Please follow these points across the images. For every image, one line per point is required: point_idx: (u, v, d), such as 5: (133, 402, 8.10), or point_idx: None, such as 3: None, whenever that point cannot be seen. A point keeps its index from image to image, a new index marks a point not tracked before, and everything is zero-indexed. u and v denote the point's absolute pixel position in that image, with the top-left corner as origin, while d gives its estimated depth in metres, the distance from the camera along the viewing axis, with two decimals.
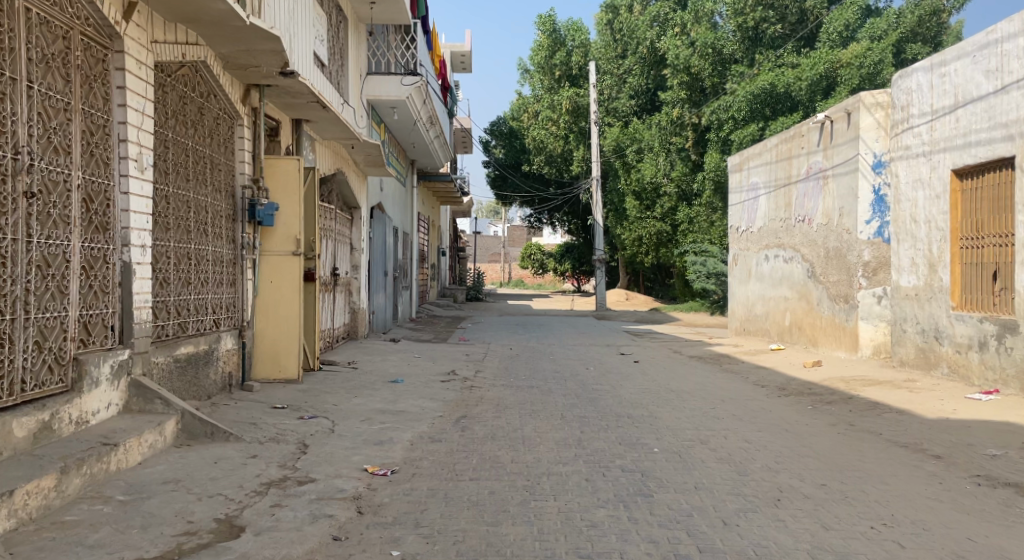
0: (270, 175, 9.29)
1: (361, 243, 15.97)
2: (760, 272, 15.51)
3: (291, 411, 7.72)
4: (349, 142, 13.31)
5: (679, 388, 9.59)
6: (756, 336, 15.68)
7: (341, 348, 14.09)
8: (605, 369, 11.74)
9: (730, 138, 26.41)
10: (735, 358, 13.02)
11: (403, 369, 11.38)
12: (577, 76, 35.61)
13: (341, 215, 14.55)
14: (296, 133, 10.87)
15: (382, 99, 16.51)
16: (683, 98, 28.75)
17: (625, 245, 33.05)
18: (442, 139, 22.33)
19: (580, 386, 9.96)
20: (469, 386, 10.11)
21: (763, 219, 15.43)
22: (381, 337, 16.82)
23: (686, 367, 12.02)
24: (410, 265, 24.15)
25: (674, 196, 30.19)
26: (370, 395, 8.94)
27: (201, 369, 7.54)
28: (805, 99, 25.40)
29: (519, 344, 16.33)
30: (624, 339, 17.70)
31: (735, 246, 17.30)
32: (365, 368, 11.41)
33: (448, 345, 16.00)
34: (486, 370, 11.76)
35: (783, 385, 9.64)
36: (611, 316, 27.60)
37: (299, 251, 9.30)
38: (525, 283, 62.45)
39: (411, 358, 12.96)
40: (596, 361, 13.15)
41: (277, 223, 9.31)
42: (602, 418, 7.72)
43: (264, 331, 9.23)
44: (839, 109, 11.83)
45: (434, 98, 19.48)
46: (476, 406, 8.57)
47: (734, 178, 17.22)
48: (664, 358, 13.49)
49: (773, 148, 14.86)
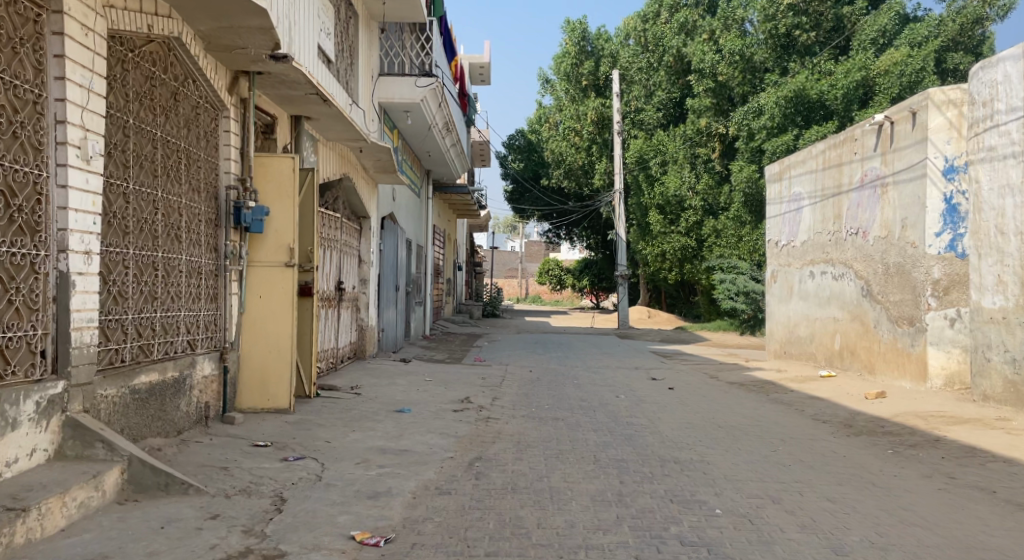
0: (261, 174, 8.13)
1: (371, 256, 14.84)
2: (804, 290, 14.24)
3: (275, 450, 6.52)
4: (356, 144, 12.15)
5: (726, 424, 8.34)
6: (799, 359, 14.42)
7: (346, 369, 12.90)
8: (637, 398, 10.48)
9: (763, 149, 25.26)
10: (780, 387, 11.74)
11: (412, 396, 10.16)
12: (601, 86, 34.46)
13: (349, 225, 13.45)
14: (295, 131, 9.75)
15: (396, 102, 15.41)
16: (710, 106, 28.32)
17: (649, 261, 31.73)
18: (459, 148, 21.21)
19: (612, 418, 8.72)
20: (486, 417, 8.89)
21: (806, 232, 14.22)
22: (391, 357, 15.62)
23: (728, 396, 10.74)
24: (424, 280, 23.01)
25: (700, 210, 28.90)
26: (371, 429, 7.73)
27: (168, 400, 6.35)
28: (841, 109, 24.24)
29: (540, 366, 15.09)
30: (653, 362, 16.39)
31: (773, 261, 16.03)
32: (370, 393, 10.22)
33: (464, 366, 14.77)
34: (503, 397, 10.51)
35: (849, 422, 8.37)
36: (635, 335, 26.32)
37: (293, 262, 8.17)
38: (543, 301, 61.11)
39: (421, 382, 11.74)
40: (626, 387, 11.87)
41: (267, 229, 8.16)
42: (643, 464, 6.48)
43: (252, 353, 8.07)
44: (902, 108, 10.67)
45: (451, 103, 18.38)
46: (493, 445, 7.35)
47: (773, 189, 16.02)
48: (701, 386, 12.20)
49: (818, 156, 13.66)
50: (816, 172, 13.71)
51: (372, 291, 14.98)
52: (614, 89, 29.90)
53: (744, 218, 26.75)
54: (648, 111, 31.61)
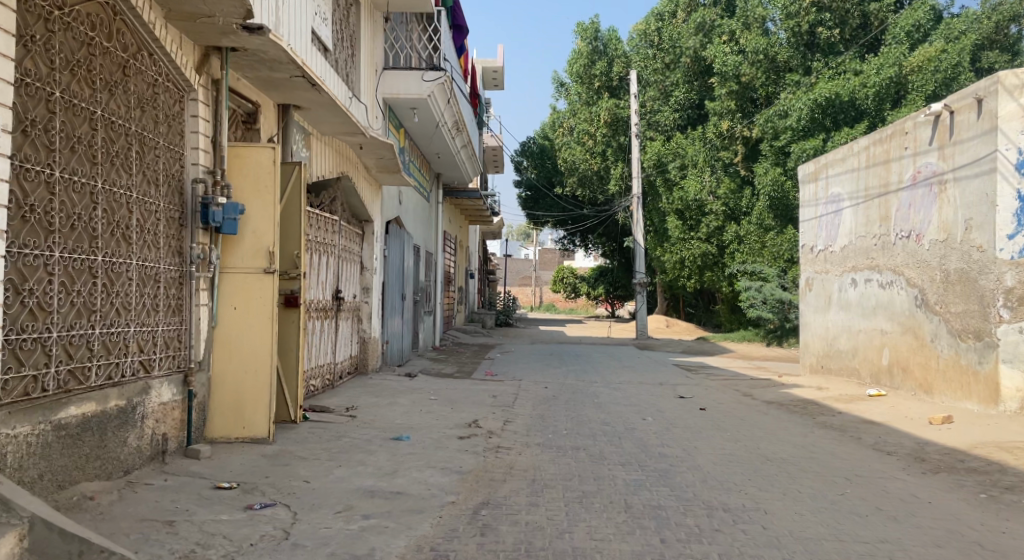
0: (237, 166, 7.03)
1: (374, 263, 13.74)
2: (844, 299, 13.04)
3: (241, 495, 5.45)
4: (354, 140, 11.07)
5: (773, 456, 7.20)
6: (840, 375, 13.23)
7: (344, 386, 11.82)
8: (667, 422, 9.33)
9: (788, 150, 24.15)
10: (824, 407, 10.56)
11: (413, 419, 9.04)
12: (615, 87, 33.29)
13: (348, 229, 12.37)
14: (282, 122, 8.67)
15: (401, 98, 14.35)
16: (732, 108, 26.94)
17: (666, 269, 30.50)
18: (470, 149, 20.14)
19: (641, 448, 7.61)
20: (496, 446, 7.78)
21: (846, 237, 13.05)
22: (395, 370, 14.53)
23: (770, 419, 9.58)
24: (434, 288, 21.93)
25: (721, 215, 27.62)
26: (362, 464, 6.63)
27: (111, 435, 5.26)
28: (872, 108, 23.06)
29: (556, 381, 13.95)
30: (677, 377, 15.20)
31: (808, 268, 14.87)
32: (366, 416, 9.14)
33: (474, 382, 13.65)
34: (516, 420, 9.38)
35: (921, 456, 7.25)
36: (654, 346, 25.12)
37: (273, 268, 7.07)
38: (556, 309, 59.88)
39: (425, 402, 10.63)
40: (652, 408, 10.71)
41: (242, 231, 7.07)
42: (685, 513, 5.38)
43: (225, 373, 6.99)
44: (965, 95, 9.56)
45: (460, 101, 17.31)
46: (504, 483, 6.25)
47: (807, 190, 14.84)
48: (735, 405, 11.06)
49: (859, 153, 12.48)
50: (857, 171, 12.53)
51: (375, 300, 13.88)
52: (631, 90, 28.75)
53: (767, 223, 25.49)
54: (665, 112, 30.59)
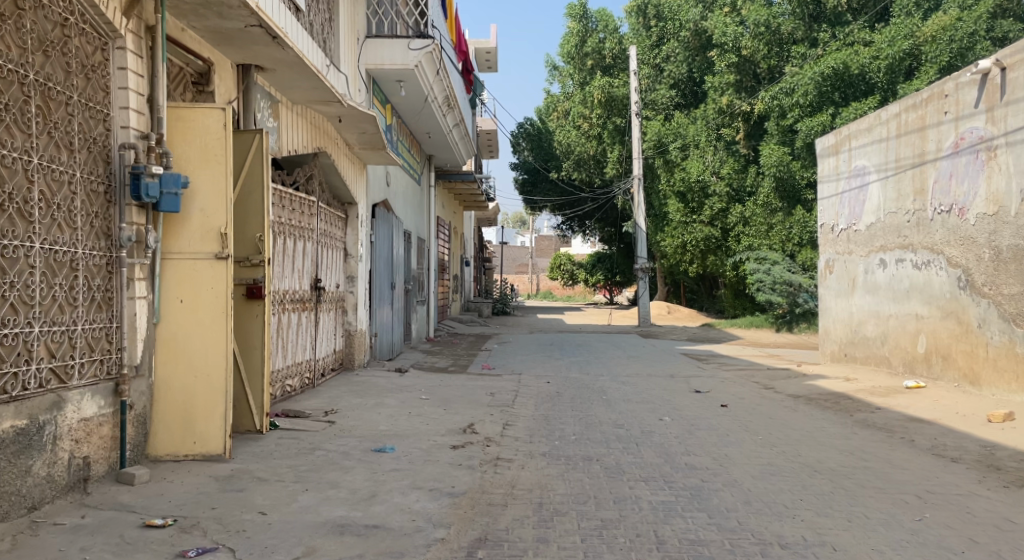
0: (178, 131, 5.90)
1: (359, 250, 12.60)
2: (871, 283, 11.94)
3: (174, 537, 4.42)
4: (331, 111, 9.94)
5: (820, 466, 6.12)
6: (866, 366, 12.11)
7: (327, 385, 10.69)
8: (689, 423, 8.25)
9: (796, 127, 23.12)
10: (859, 402, 9.47)
11: (400, 425, 7.93)
12: (610, 65, 32.03)
13: (328, 212, 11.23)
14: (244, 83, 7.55)
15: (385, 69, 13.24)
16: (731, 82, 25.87)
17: (668, 254, 29.40)
18: (462, 129, 19.03)
19: (663, 459, 6.50)
20: (496, 458, 6.67)
21: (873, 215, 11.94)
22: (385, 365, 13.41)
23: (803, 418, 8.51)
24: (427, 276, 20.79)
25: (725, 196, 26.49)
26: (335, 486, 5.54)
27: (4, 466, 4.36)
28: (882, 82, 21.96)
29: (558, 376, 12.84)
30: (688, 368, 14.14)
31: (827, 249, 13.78)
32: (348, 422, 8.03)
33: (469, 377, 12.55)
34: (517, 425, 8.27)
35: (994, 463, 6.14)
36: (658, 334, 23.99)
37: (226, 253, 5.96)
38: (554, 297, 59.03)
39: (415, 403, 9.51)
40: (668, 406, 9.63)
41: (189, 209, 5.96)
42: (733, 551, 4.30)
43: (171, 379, 5.88)
44: (1019, 49, 8.46)
45: (451, 74, 16.18)
46: (505, 509, 5.15)
47: (826, 165, 13.73)
48: (759, 401, 10.01)
49: (889, 121, 11.34)
50: (886, 141, 11.42)
51: (362, 289, 12.75)
52: (630, 66, 27.56)
53: (774, 204, 24.39)
54: (660, 90, 29.85)
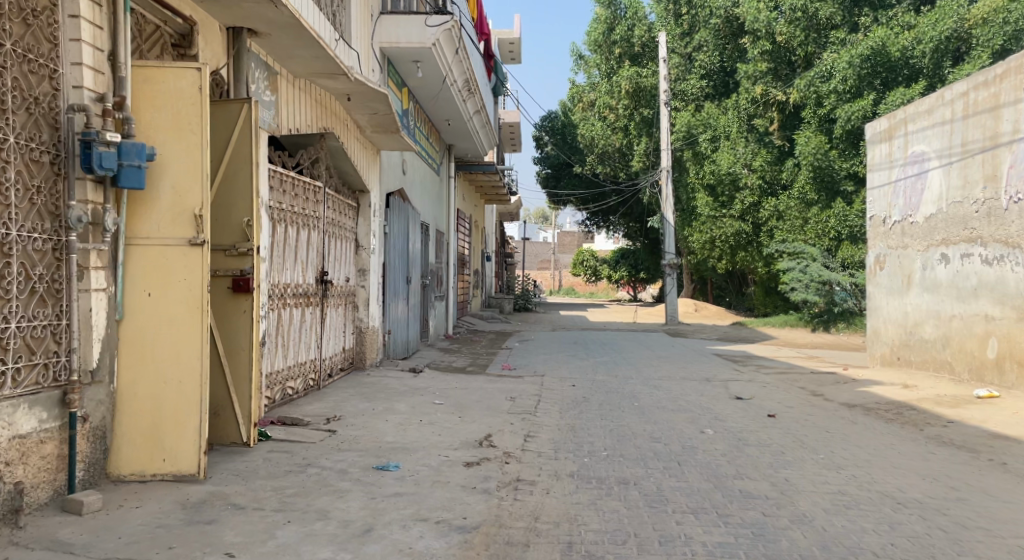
0: (146, 95, 5.02)
1: (371, 241, 11.70)
2: (930, 280, 11.32)
3: None
4: (340, 88, 9.04)
5: (903, 496, 5.17)
6: (921, 369, 11.51)
7: (332, 387, 9.80)
8: (736, 439, 7.28)
9: (834, 115, 22.08)
10: (930, 414, 8.48)
11: (408, 437, 6.99)
12: (639, 53, 30.90)
13: (337, 199, 10.33)
14: (235, 47, 6.69)
15: (401, 48, 12.34)
16: (766, 71, 24.85)
17: (695, 250, 28.34)
18: (483, 116, 18.11)
19: (712, 483, 5.56)
20: (518, 478, 5.75)
21: (935, 204, 11.24)
22: (397, 364, 12.51)
23: (865, 436, 7.52)
24: (445, 271, 19.90)
25: (757, 189, 25.35)
26: (324, 517, 4.64)
27: None
28: (929, 67, 20.91)
29: (584, 378, 11.91)
30: (724, 372, 13.14)
31: (878, 243, 13.01)
32: (351, 432, 7.12)
33: (489, 379, 11.63)
34: (541, 438, 7.32)
35: None
36: (687, 332, 22.96)
37: (201, 239, 5.08)
38: (576, 294, 58.11)
39: (428, 409, 8.59)
40: (708, 417, 8.64)
41: (159, 186, 5.07)
42: None
43: (137, 385, 4.98)
44: None
45: (471, 55, 15.27)
46: (529, 552, 4.25)
47: (877, 151, 13.05)
48: (809, 413, 9.01)
49: (954, 100, 10.71)
50: (950, 124, 10.81)
51: (375, 284, 11.87)
52: (660, 54, 26.51)
53: (810, 197, 23.32)
54: (690, 80, 28.78)
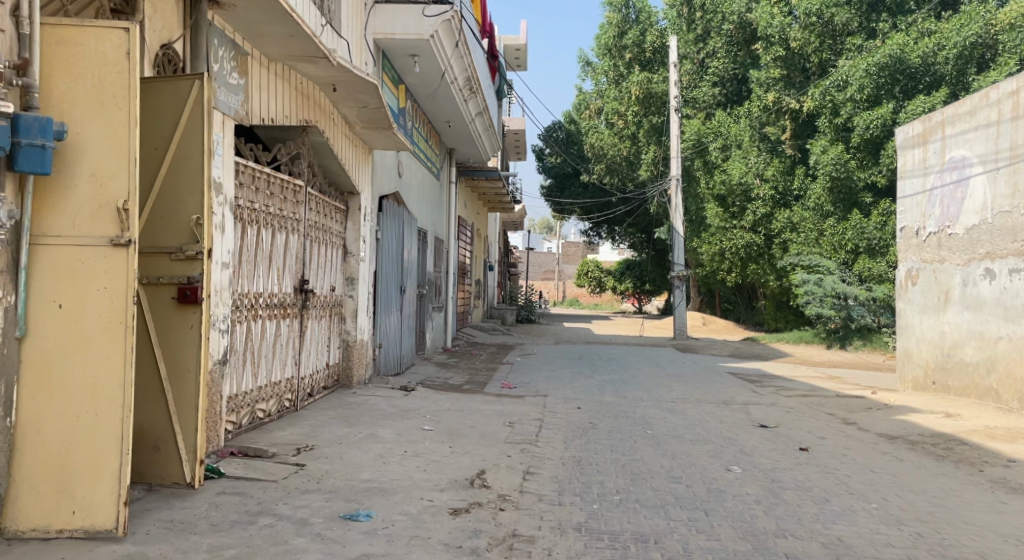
0: (61, 62, 4.21)
1: (361, 247, 10.72)
2: (974, 298, 11.18)
3: None
4: (326, 76, 8.08)
5: None
6: (959, 397, 11.39)
7: (311, 407, 8.82)
8: (769, 482, 6.32)
9: (851, 125, 21.15)
10: (992, 455, 7.72)
11: (388, 474, 6.00)
12: (650, 59, 30.02)
13: (321, 201, 9.32)
14: (190, 17, 5.73)
15: (395, 40, 11.44)
16: (778, 78, 23.73)
17: (704, 262, 27.39)
18: (486, 118, 17.21)
19: (750, 548, 4.64)
20: (515, 534, 4.82)
21: (974, 214, 11.22)
22: (386, 381, 11.52)
23: (915, 483, 6.58)
24: (444, 281, 18.92)
25: (769, 200, 24.33)
26: None
27: None
28: (952, 74, 19.94)
29: (590, 399, 10.95)
30: (743, 395, 12.17)
31: (907, 258, 12.96)
32: (322, 466, 6.13)
33: (486, 399, 10.64)
34: (543, 476, 6.36)
35: None
36: (697, 348, 21.98)
37: (125, 236, 4.26)
38: (580, 305, 57.22)
39: (415, 436, 7.59)
40: (732, 450, 7.68)
41: (74, 174, 4.24)
42: None
43: (42, 417, 4.15)
44: None
45: (474, 52, 14.39)
46: None
47: (909, 157, 12.89)
48: (845, 449, 8.05)
49: (1001, 101, 10.62)
50: (996, 127, 10.72)
51: (364, 293, 10.89)
52: (671, 59, 25.59)
53: (825, 208, 22.30)
54: (702, 87, 27.90)
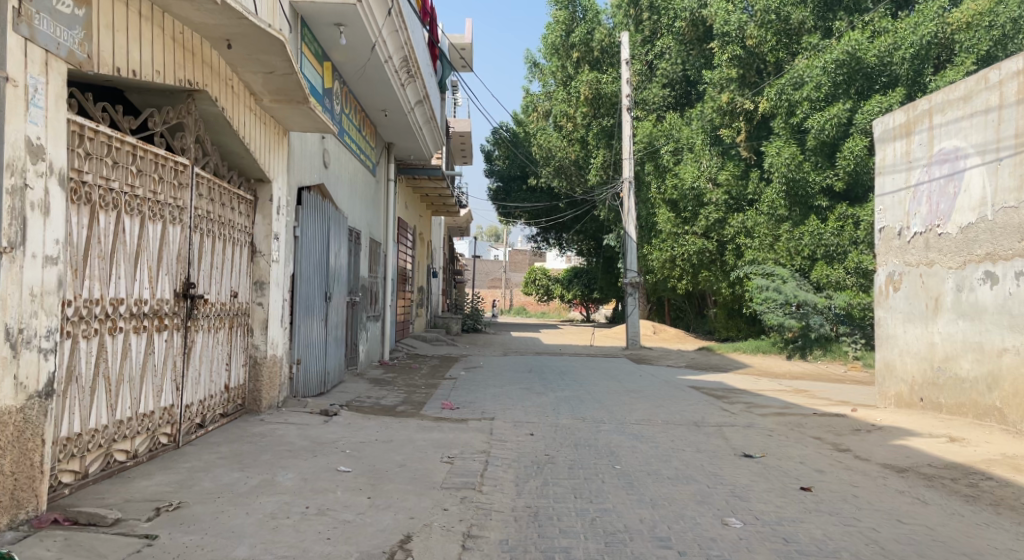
0: None
1: (272, 246, 8.98)
2: (970, 305, 9.94)
3: None
4: (216, 24, 6.39)
5: None
6: (953, 416, 10.14)
7: (198, 441, 7.05)
8: (782, 545, 4.86)
9: (806, 125, 20.04)
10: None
11: (273, 551, 4.35)
12: (599, 59, 28.64)
13: (216, 185, 7.60)
14: None
15: (317, 3, 9.73)
16: (733, 77, 22.54)
17: (654, 269, 26.07)
18: (426, 107, 15.58)
19: None
20: None
21: (971, 213, 9.99)
22: (301, 403, 9.75)
23: (960, 541, 5.20)
24: (381, 287, 17.20)
25: (723, 205, 22.83)
26: None
27: None
28: (907, 75, 18.85)
29: (543, 424, 9.35)
30: (715, 415, 10.72)
31: (887, 263, 11.71)
32: (182, 535, 4.45)
33: (421, 425, 8.97)
34: (486, 543, 4.77)
35: None
36: (651, 359, 20.59)
37: None
38: (528, 314, 55.85)
39: (327, 482, 5.92)
40: (722, 494, 6.19)
41: None
42: None
43: None
44: None
45: (411, 28, 12.79)
46: None
47: (889, 151, 11.63)
48: (853, 488, 6.63)
49: (1002, 84, 9.42)
50: (997, 113, 9.51)
51: (276, 301, 9.14)
52: (623, 56, 24.25)
53: (780, 212, 20.94)
54: (652, 88, 26.71)
